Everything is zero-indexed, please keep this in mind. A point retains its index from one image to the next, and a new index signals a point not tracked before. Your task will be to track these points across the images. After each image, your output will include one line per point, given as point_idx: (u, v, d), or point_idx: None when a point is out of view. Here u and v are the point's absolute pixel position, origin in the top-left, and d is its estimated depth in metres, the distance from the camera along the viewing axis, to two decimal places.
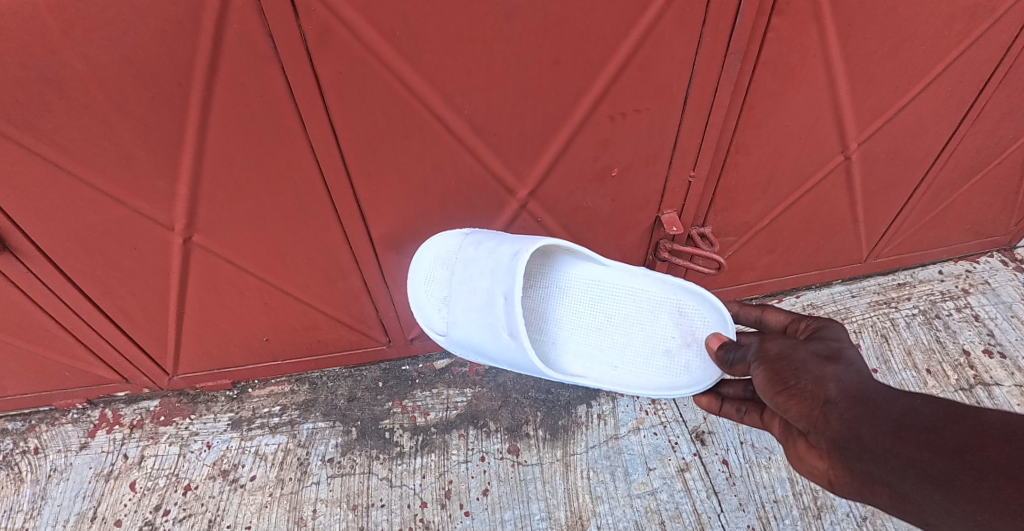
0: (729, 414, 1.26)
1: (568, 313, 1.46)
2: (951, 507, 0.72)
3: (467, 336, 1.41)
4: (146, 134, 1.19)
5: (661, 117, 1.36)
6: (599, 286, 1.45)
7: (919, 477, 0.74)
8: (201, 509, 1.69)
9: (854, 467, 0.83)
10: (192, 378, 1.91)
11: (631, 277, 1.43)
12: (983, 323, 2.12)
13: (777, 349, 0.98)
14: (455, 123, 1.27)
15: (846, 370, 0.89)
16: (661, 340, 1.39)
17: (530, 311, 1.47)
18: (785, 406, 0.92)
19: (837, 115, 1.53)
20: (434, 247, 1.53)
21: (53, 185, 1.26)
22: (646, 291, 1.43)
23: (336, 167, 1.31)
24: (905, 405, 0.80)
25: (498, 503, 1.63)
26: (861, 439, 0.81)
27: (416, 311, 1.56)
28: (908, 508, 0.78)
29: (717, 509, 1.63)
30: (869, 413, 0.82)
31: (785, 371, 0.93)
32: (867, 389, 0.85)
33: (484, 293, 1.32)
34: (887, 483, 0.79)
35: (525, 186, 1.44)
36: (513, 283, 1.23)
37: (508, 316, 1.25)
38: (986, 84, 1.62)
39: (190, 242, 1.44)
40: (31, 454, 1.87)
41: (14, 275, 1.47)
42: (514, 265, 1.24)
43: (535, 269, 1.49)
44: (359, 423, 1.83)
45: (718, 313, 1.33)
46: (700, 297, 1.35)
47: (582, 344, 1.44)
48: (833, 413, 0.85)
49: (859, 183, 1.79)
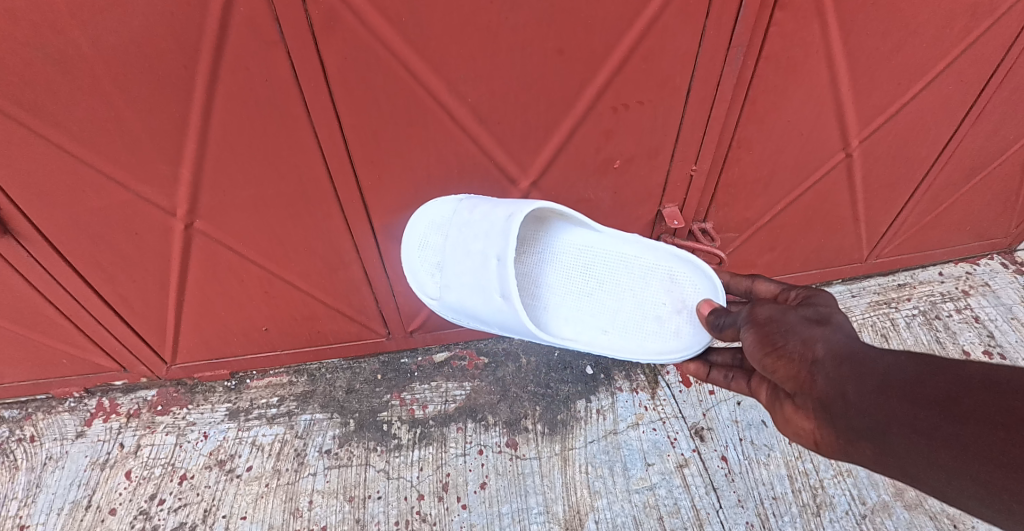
0: (716, 380, 1.28)
1: (561, 278, 1.46)
2: (932, 456, 0.73)
3: (458, 301, 1.39)
4: (150, 118, 1.19)
5: (664, 110, 1.36)
6: (592, 252, 1.46)
7: (902, 429, 0.76)
8: (197, 499, 1.68)
9: (839, 426, 0.86)
10: (190, 368, 1.90)
11: (623, 244, 1.44)
12: (983, 325, 2.12)
13: (767, 314, 1.02)
14: (459, 111, 1.27)
15: (833, 333, 0.93)
16: (652, 307, 1.41)
17: (522, 276, 1.47)
18: (773, 368, 0.97)
19: (839, 111, 1.53)
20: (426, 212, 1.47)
21: (57, 168, 1.26)
22: (639, 258, 1.44)
23: (339, 154, 1.31)
24: (889, 363, 0.82)
25: (496, 497, 1.62)
26: (846, 397, 0.84)
27: (410, 275, 1.50)
28: (891, 463, 0.80)
29: (716, 506, 1.62)
30: (855, 372, 0.85)
31: (774, 334, 0.97)
32: (853, 349, 0.89)
33: (477, 254, 1.30)
34: (870, 438, 0.81)
35: (527, 176, 1.45)
36: (507, 245, 1.22)
37: (501, 279, 1.24)
38: (987, 83, 1.63)
39: (192, 228, 1.44)
40: (27, 442, 1.86)
41: (14, 259, 1.46)
42: (508, 227, 1.24)
43: (529, 235, 1.48)
44: (357, 414, 1.82)
45: (708, 280, 1.35)
46: (691, 264, 1.38)
47: (573, 309, 1.45)
48: (820, 373, 0.88)
49: (860, 181, 1.79)
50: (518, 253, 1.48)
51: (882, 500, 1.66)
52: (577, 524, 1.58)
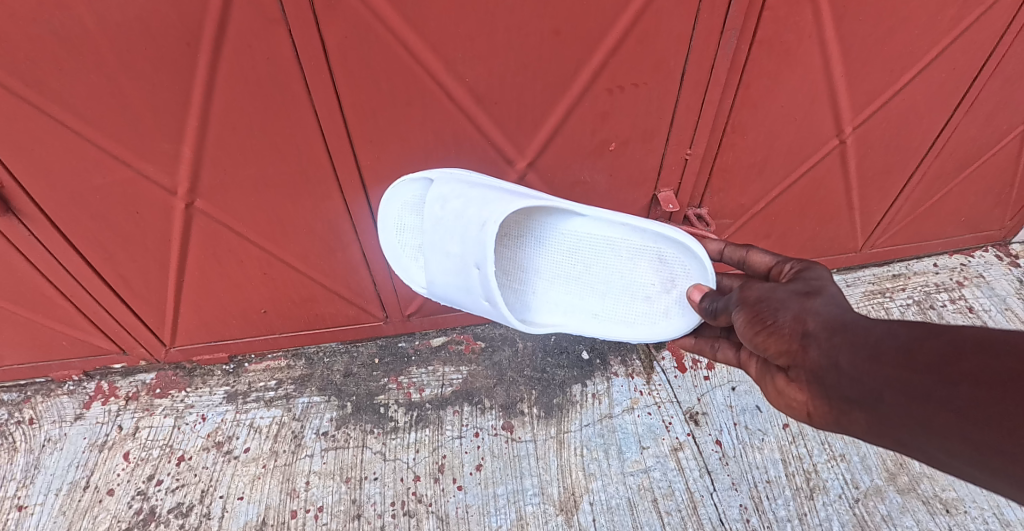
0: (704, 348, 1.38)
1: (547, 264, 1.47)
2: (925, 420, 0.74)
3: (444, 293, 1.43)
4: (153, 95, 1.21)
5: (659, 93, 1.38)
6: (577, 237, 1.44)
7: (894, 394, 0.77)
8: (194, 480, 1.69)
9: (833, 396, 0.89)
10: (189, 350, 1.92)
11: (609, 227, 1.41)
12: (977, 315, 2.14)
13: (757, 294, 1.05)
14: (457, 92, 1.29)
15: (825, 304, 0.95)
16: (641, 288, 1.43)
17: (509, 262, 1.49)
18: (765, 345, 1.00)
19: (832, 97, 1.55)
20: (401, 193, 1.46)
21: (60, 145, 1.28)
22: (626, 240, 1.42)
23: (339, 134, 1.33)
24: (882, 330, 0.83)
25: (491, 479, 1.63)
26: (839, 366, 0.87)
27: (394, 261, 1.53)
28: (884, 430, 0.82)
29: (710, 489, 1.64)
30: (847, 340, 0.87)
31: (764, 312, 1.00)
32: (845, 318, 0.91)
33: (456, 258, 1.31)
34: (864, 405, 0.83)
35: (524, 157, 1.46)
36: (484, 255, 1.23)
37: (484, 286, 1.28)
38: (980, 71, 1.65)
39: (193, 207, 1.46)
40: (26, 424, 1.88)
41: (16, 237, 1.48)
42: (483, 237, 1.23)
43: (510, 221, 1.45)
44: (355, 398, 1.84)
45: (699, 261, 1.34)
46: (681, 245, 1.35)
47: (561, 294, 1.48)
48: (812, 345, 0.92)
49: (854, 169, 1.81)
50: (502, 239, 1.47)
51: (876, 484, 1.67)
52: (572, 506, 1.59)
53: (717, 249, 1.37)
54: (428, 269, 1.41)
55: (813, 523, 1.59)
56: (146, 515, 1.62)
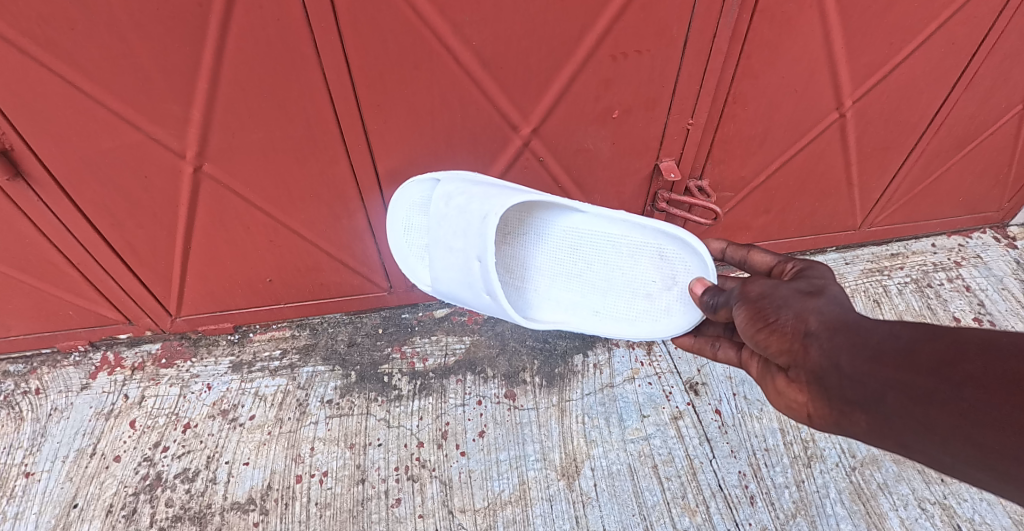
0: (704, 347, 1.35)
1: (548, 260, 1.52)
2: (930, 423, 0.75)
3: (448, 289, 1.50)
4: (163, 56, 1.22)
5: (662, 60, 1.40)
6: (577, 233, 1.49)
7: (899, 397, 0.77)
8: (200, 446, 1.71)
9: (833, 398, 0.88)
10: (194, 320, 1.94)
11: (609, 223, 1.45)
12: (974, 294, 2.16)
13: (759, 290, 1.00)
14: (464, 55, 1.31)
15: (827, 304, 0.92)
16: (642, 285, 1.44)
17: (512, 259, 1.55)
18: (766, 342, 0.96)
19: (832, 70, 1.57)
20: (409, 193, 1.57)
21: (72, 107, 1.29)
22: (626, 236, 1.44)
23: (346, 98, 1.34)
24: (884, 332, 0.82)
25: (494, 445, 1.66)
26: (840, 367, 0.85)
27: (400, 261, 1.64)
28: (886, 432, 0.82)
29: (709, 456, 1.66)
30: (850, 341, 0.85)
31: (766, 309, 0.96)
32: (848, 319, 0.88)
33: (458, 252, 1.38)
34: (865, 408, 0.83)
35: (528, 123, 1.48)
36: (485, 247, 1.30)
37: (484, 279, 1.33)
38: (979, 47, 1.67)
39: (201, 171, 1.47)
40: (32, 394, 1.89)
41: (25, 203, 1.49)
42: (484, 229, 1.30)
43: (509, 216, 1.51)
44: (358, 367, 1.87)
45: (700, 258, 1.34)
46: (681, 241, 1.36)
47: (564, 290, 1.51)
48: (814, 344, 0.89)
49: (854, 143, 1.83)
50: (504, 237, 1.54)
51: (872, 453, 1.69)
52: (573, 471, 1.61)
53: (719, 248, 1.36)
54: (433, 265, 1.48)
55: (810, 489, 1.61)
56: (153, 480, 1.64)
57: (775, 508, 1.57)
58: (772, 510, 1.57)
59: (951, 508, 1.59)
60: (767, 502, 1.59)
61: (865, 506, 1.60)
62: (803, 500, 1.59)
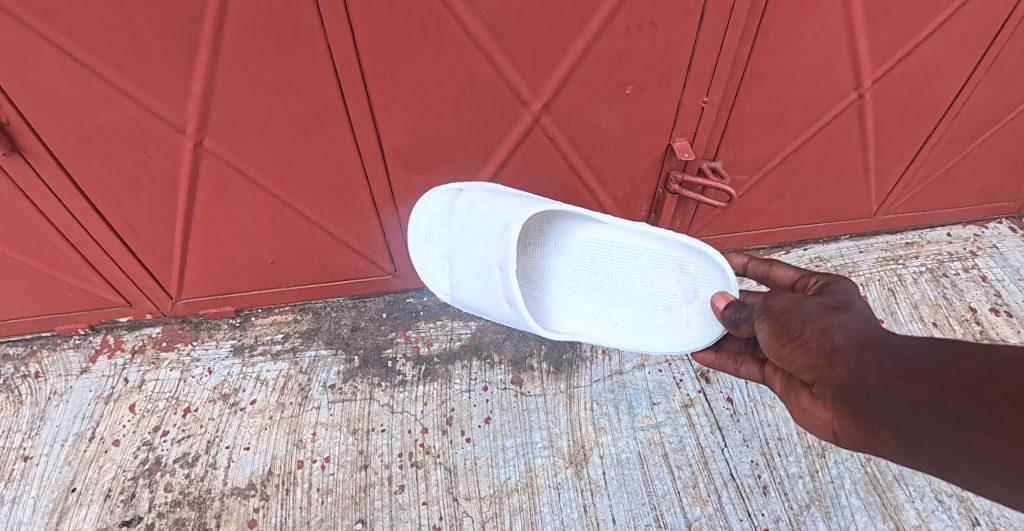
0: (724, 364, 1.30)
1: (567, 271, 1.48)
2: (963, 443, 0.68)
3: (467, 299, 1.47)
4: (163, 24, 1.18)
5: (677, 33, 1.36)
6: (597, 244, 1.45)
7: (930, 415, 0.72)
8: (200, 430, 1.68)
9: (859, 415, 0.82)
10: (196, 304, 1.91)
11: (629, 235, 1.41)
12: (991, 284, 2.10)
13: (782, 303, 0.97)
14: (473, 24, 1.26)
15: (853, 319, 0.88)
16: (663, 298, 1.39)
17: (530, 269, 1.51)
18: (790, 359, 0.92)
19: (852, 47, 1.52)
20: (432, 203, 1.61)
21: (68, 78, 1.25)
22: (647, 249, 1.40)
23: (352, 70, 1.30)
24: (913, 347, 0.77)
25: (500, 431, 1.62)
26: (867, 384, 0.80)
27: (422, 270, 1.65)
28: (917, 451, 0.75)
29: (721, 444, 1.62)
30: (877, 357, 0.80)
31: (790, 323, 0.93)
32: (875, 335, 0.84)
33: (479, 262, 1.35)
34: (893, 426, 0.77)
35: (539, 98, 1.44)
36: (507, 254, 1.26)
37: (505, 286, 1.30)
38: (1003, 26, 1.61)
39: (201, 147, 1.43)
40: (31, 378, 1.87)
41: (22, 181, 1.45)
42: (507, 237, 1.26)
43: (530, 225, 1.48)
44: (362, 351, 1.83)
45: (723, 272, 1.30)
46: (703, 254, 1.32)
47: (582, 302, 1.47)
48: (840, 361, 0.84)
49: (872, 125, 1.77)
50: (524, 247, 1.50)
51: None
52: (581, 459, 1.57)
53: (740, 263, 1.30)
54: (453, 274, 1.45)
55: (824, 480, 1.57)
56: (152, 465, 1.61)
57: (788, 499, 1.53)
58: (785, 500, 1.53)
59: (968, 501, 1.54)
60: (780, 493, 1.54)
61: (881, 498, 1.54)
62: (818, 491, 1.55)
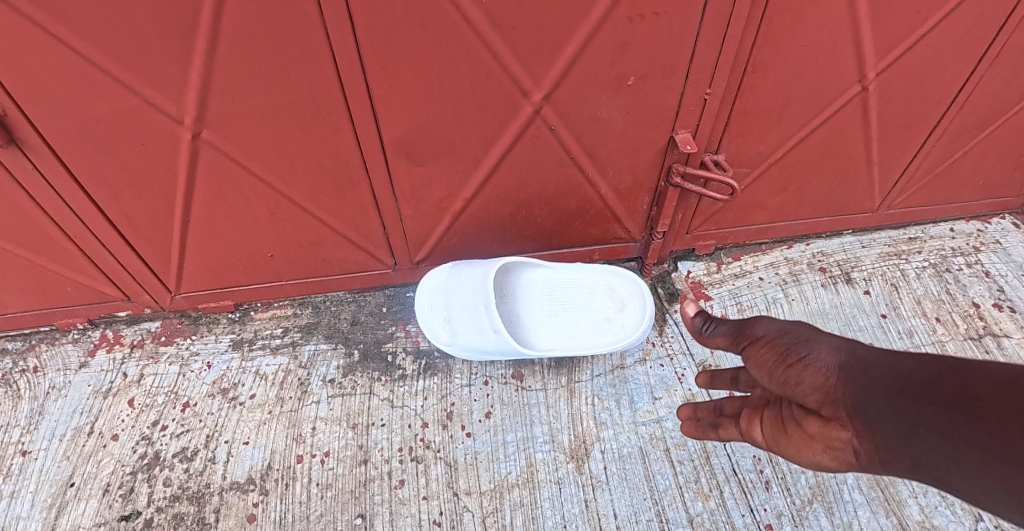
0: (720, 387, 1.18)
1: (530, 305, 1.74)
2: (963, 459, 0.64)
3: (464, 335, 1.61)
4: (159, 13, 1.16)
5: (680, 23, 1.34)
6: (548, 279, 1.78)
7: (928, 432, 0.67)
8: (199, 425, 1.67)
9: (868, 435, 0.76)
10: (195, 298, 1.90)
11: (571, 271, 1.80)
12: (994, 279, 2.09)
13: (777, 325, 0.94)
14: (473, 14, 1.24)
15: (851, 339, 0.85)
16: (602, 311, 1.74)
17: (509, 314, 1.68)
18: (798, 380, 0.86)
19: (857, 39, 1.50)
20: (429, 283, 1.75)
21: (65, 69, 1.23)
22: (583, 277, 1.78)
23: (351, 60, 1.29)
24: (910, 363, 0.74)
25: (500, 426, 1.62)
26: (875, 400, 0.75)
27: (427, 326, 1.72)
28: (921, 468, 0.69)
29: (723, 439, 1.61)
30: (880, 374, 0.76)
31: (792, 345, 0.89)
32: (875, 352, 0.80)
33: (468, 307, 1.57)
34: (894, 443, 0.71)
35: (540, 89, 1.43)
36: (488, 296, 1.49)
37: (491, 320, 1.49)
38: (1010, 18, 1.59)
39: (200, 138, 1.42)
40: (30, 373, 1.86)
41: (19, 172, 1.44)
42: (485, 282, 1.52)
43: (497, 273, 1.76)
44: (362, 345, 1.83)
45: (634, 285, 1.73)
46: (621, 275, 1.75)
47: (564, 316, 1.73)
48: (846, 378, 0.79)
49: (875, 118, 1.76)
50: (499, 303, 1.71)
51: None
52: (582, 453, 1.56)
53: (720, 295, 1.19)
54: (452, 319, 1.62)
55: (827, 475, 1.55)
56: (151, 459, 1.60)
57: (790, 494, 1.52)
58: (787, 495, 1.52)
59: None
60: (783, 488, 1.53)
61: (883, 493, 1.53)
62: (821, 486, 1.53)
